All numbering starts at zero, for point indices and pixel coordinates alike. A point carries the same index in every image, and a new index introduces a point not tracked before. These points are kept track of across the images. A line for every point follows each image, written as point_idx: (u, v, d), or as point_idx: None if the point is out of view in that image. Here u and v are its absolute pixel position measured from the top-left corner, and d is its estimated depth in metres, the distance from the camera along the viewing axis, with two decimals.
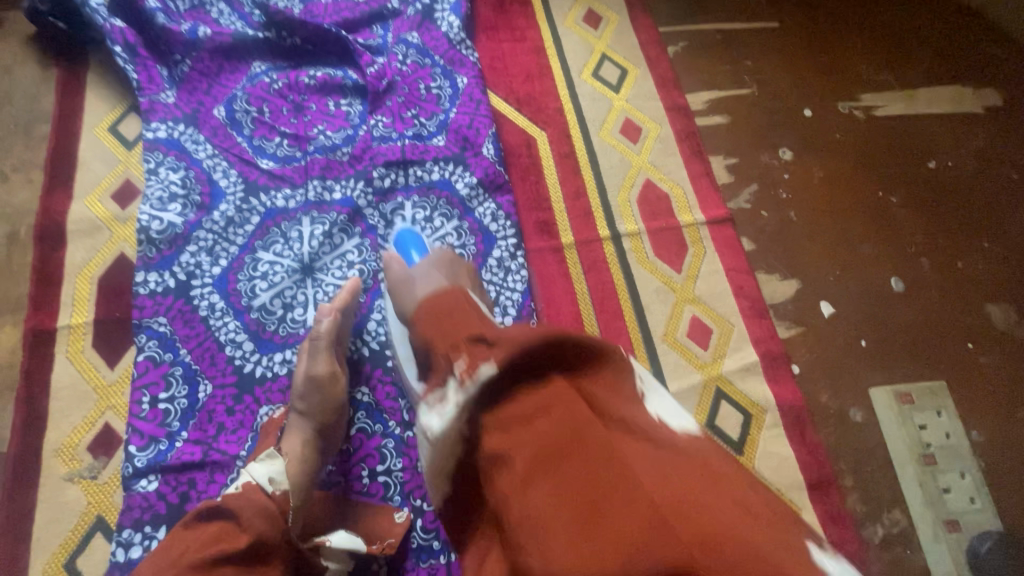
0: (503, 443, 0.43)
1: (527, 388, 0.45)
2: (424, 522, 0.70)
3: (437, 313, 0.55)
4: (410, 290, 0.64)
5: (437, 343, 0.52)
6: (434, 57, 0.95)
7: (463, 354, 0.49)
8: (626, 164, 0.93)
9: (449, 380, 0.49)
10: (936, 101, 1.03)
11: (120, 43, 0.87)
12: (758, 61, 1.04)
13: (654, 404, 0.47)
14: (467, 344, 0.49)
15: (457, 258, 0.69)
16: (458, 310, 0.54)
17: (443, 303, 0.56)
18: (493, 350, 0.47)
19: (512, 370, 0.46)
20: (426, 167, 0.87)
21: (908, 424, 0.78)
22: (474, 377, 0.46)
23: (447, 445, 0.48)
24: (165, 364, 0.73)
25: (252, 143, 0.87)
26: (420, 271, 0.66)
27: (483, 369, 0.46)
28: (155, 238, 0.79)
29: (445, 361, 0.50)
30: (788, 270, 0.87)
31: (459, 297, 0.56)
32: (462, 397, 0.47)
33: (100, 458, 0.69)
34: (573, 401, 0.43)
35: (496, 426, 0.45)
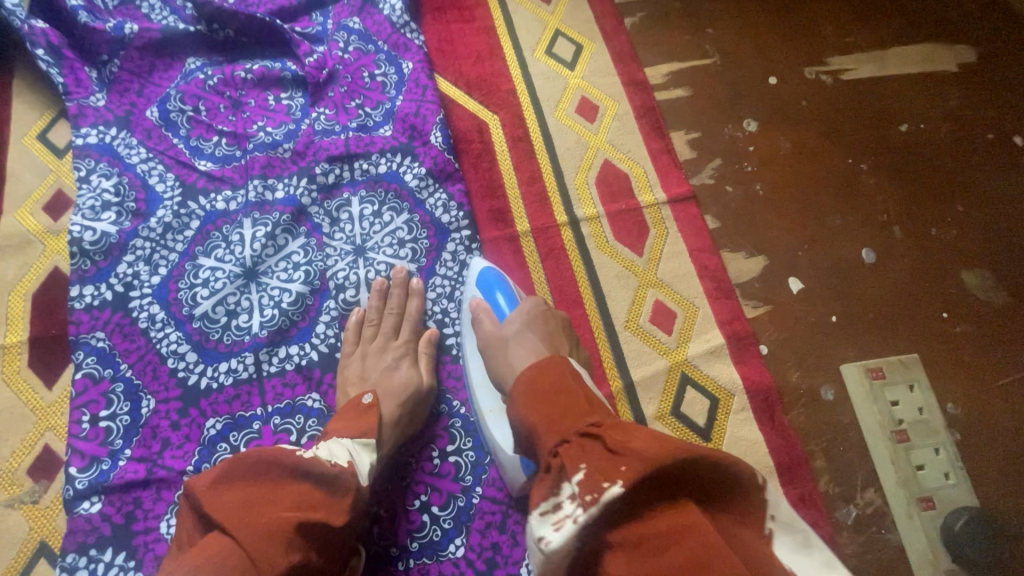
0: (632, 573, 0.38)
1: (655, 515, 0.40)
2: (381, 528, 0.67)
3: (545, 390, 0.51)
4: (508, 359, 0.63)
5: (543, 433, 0.47)
6: (377, 43, 0.90)
7: (582, 462, 0.43)
8: (583, 145, 0.89)
9: (564, 487, 0.43)
10: (907, 61, 0.99)
11: (43, 46, 0.83)
12: (719, 28, 0.99)
13: (783, 547, 0.42)
14: (582, 437, 0.45)
15: (548, 310, 0.67)
16: (566, 393, 0.50)
17: (552, 381, 0.51)
18: (619, 463, 0.41)
19: (644, 489, 0.40)
20: (372, 159, 0.84)
21: (880, 400, 0.76)
22: (599, 499, 0.40)
23: (558, 560, 0.42)
24: (105, 380, 0.70)
25: (189, 144, 0.83)
26: (513, 332, 0.64)
27: (609, 491, 0.40)
28: (88, 250, 0.75)
29: (558, 463, 0.44)
30: (754, 247, 0.84)
31: (564, 372, 0.52)
32: (583, 517, 0.40)
33: (42, 482, 0.67)
34: (714, 541, 0.38)
35: (623, 549, 0.40)
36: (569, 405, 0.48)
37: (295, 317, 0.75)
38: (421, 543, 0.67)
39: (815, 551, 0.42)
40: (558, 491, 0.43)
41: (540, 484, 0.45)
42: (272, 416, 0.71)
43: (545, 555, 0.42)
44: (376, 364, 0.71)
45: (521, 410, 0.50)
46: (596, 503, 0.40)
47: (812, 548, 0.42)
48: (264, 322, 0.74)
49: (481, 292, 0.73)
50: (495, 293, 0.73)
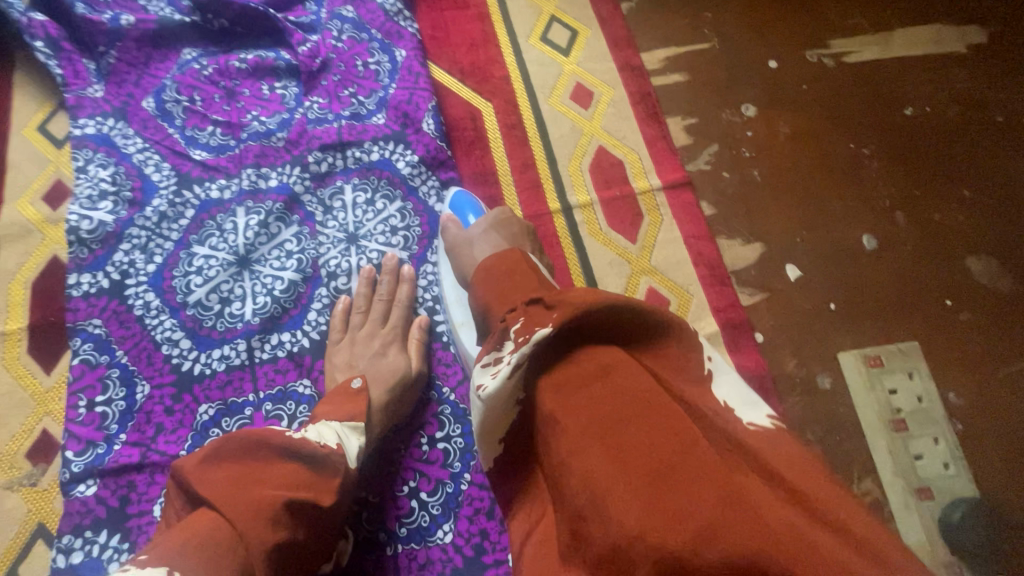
0: (558, 404, 0.42)
1: (584, 356, 0.43)
2: (370, 513, 0.67)
3: (501, 272, 0.54)
4: (472, 255, 0.67)
5: (495, 305, 0.51)
6: (371, 31, 0.90)
7: (521, 316, 0.47)
8: (578, 132, 0.88)
9: (506, 343, 0.46)
10: (913, 42, 0.96)
11: (41, 39, 0.84)
12: (719, 12, 0.97)
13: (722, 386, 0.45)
14: (528, 305, 0.48)
15: (512, 219, 0.69)
16: (521, 272, 0.53)
17: (504, 266, 0.55)
18: (552, 312, 0.44)
19: (574, 334, 0.44)
20: (365, 148, 0.84)
21: (878, 389, 0.74)
22: (530, 338, 0.44)
23: (500, 405, 0.46)
24: (101, 367, 0.71)
25: (184, 134, 0.84)
26: (477, 235, 0.68)
27: (539, 331, 0.43)
28: (85, 239, 0.77)
29: (504, 325, 0.48)
30: (751, 233, 0.82)
31: (519, 259, 0.55)
32: (516, 359, 0.44)
33: (40, 465, 0.68)
34: (634, 371, 0.41)
35: (551, 386, 0.43)
36: (522, 283, 0.52)
37: (287, 304, 0.76)
38: (410, 528, 0.67)
39: (751, 394, 0.45)
40: (499, 346, 0.47)
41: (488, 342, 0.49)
42: (264, 402, 0.72)
43: (483, 401, 0.46)
44: (363, 350, 0.71)
45: (481, 294, 0.54)
46: (527, 342, 0.44)
47: (750, 394, 0.45)
48: (256, 310, 0.75)
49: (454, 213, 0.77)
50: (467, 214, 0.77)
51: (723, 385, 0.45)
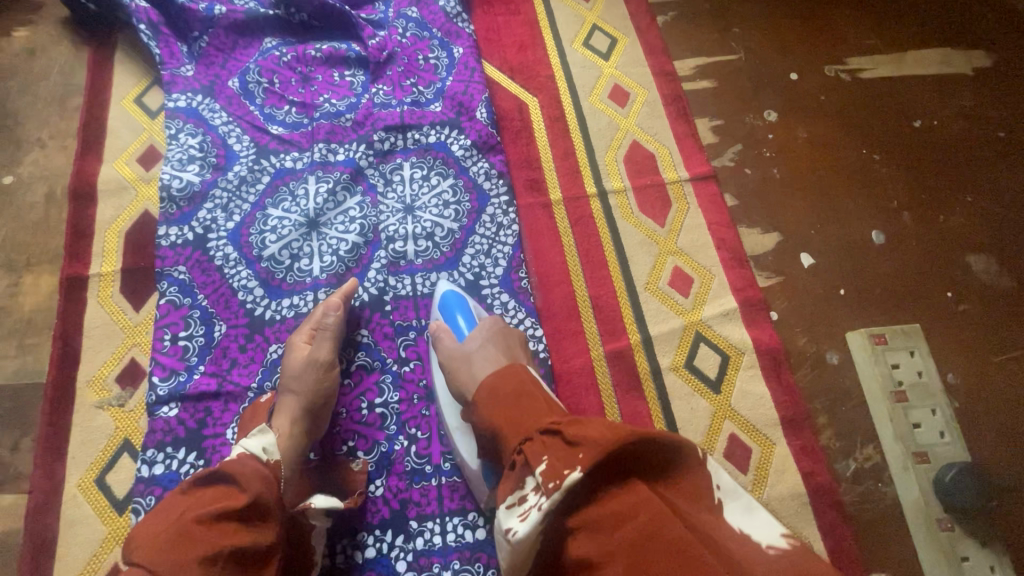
0: (594, 549, 0.44)
1: (609, 497, 0.46)
2: (416, 448, 0.76)
3: (507, 392, 0.61)
4: (471, 371, 0.68)
5: (510, 434, 0.57)
6: (432, 30, 1.00)
7: (544, 457, 0.50)
8: (614, 127, 0.97)
9: (529, 482, 0.51)
10: (924, 63, 1.05)
11: (145, 22, 0.95)
12: (745, 28, 1.07)
13: (735, 513, 0.48)
14: (543, 434, 0.53)
15: (507, 328, 0.73)
16: (527, 396, 0.60)
17: (512, 385, 0.61)
18: (578, 451, 0.48)
19: (599, 474, 0.47)
20: (424, 130, 0.93)
21: (881, 362, 0.81)
22: (560, 485, 0.46)
23: (526, 547, 0.49)
24: (184, 307, 0.80)
25: (263, 111, 0.94)
26: (475, 346, 0.70)
27: (569, 476, 0.46)
28: (175, 196, 0.86)
29: (522, 459, 0.53)
30: (769, 224, 0.91)
31: (521, 375, 0.62)
32: (545, 504, 0.47)
33: (127, 389, 0.77)
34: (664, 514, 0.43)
35: (583, 530, 0.46)
36: (532, 408, 0.58)
37: (350, 263, 0.85)
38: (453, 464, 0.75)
39: (759, 513, 0.48)
40: (524, 486, 0.51)
41: (510, 481, 0.53)
42: None
43: (512, 543, 0.49)
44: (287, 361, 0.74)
45: (486, 414, 0.60)
46: (557, 488, 0.47)
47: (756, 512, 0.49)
48: (323, 267, 0.84)
49: (443, 316, 0.78)
50: (457, 315, 0.77)
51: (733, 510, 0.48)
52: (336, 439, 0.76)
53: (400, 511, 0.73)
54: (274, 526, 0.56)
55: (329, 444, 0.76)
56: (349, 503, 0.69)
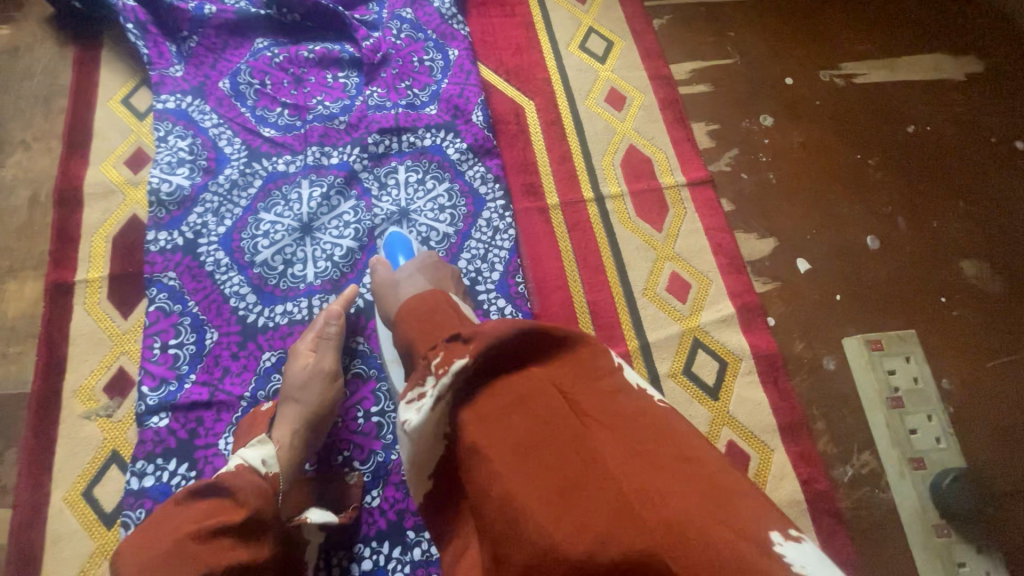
0: (481, 435, 0.42)
1: (502, 385, 0.44)
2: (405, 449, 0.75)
3: (422, 309, 0.52)
4: (396, 294, 0.67)
5: (420, 342, 0.50)
6: (427, 32, 0.99)
7: (441, 351, 0.46)
8: (611, 131, 0.96)
9: (427, 378, 0.46)
10: (917, 69, 1.06)
11: (132, 22, 0.93)
12: (741, 32, 1.07)
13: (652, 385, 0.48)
14: (446, 339, 0.47)
15: (439, 262, 0.73)
16: (443, 310, 0.52)
17: (429, 302, 0.53)
18: (468, 343, 0.45)
19: (488, 366, 0.45)
20: (419, 134, 0.92)
21: (878, 369, 0.81)
22: (448, 369, 0.44)
23: (425, 435, 0.47)
24: (175, 314, 0.78)
25: (255, 113, 0.92)
26: (404, 275, 0.69)
27: (457, 362, 0.44)
28: (164, 200, 0.84)
29: (426, 360, 0.47)
30: (765, 229, 0.91)
31: (443, 298, 0.53)
32: (439, 390, 0.44)
33: (116, 398, 0.75)
34: (552, 398, 0.43)
35: (474, 418, 0.43)
36: (445, 318, 0.51)
37: (343, 269, 0.83)
38: None
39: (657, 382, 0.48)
40: (423, 382, 0.46)
41: (411, 377, 0.48)
42: None
43: (409, 433, 0.47)
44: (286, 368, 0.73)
45: (402, 330, 0.52)
46: (446, 373, 0.44)
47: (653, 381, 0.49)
48: (317, 272, 0.83)
49: (387, 254, 0.80)
50: (399, 256, 0.80)
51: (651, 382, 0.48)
52: (332, 448, 0.75)
53: (397, 522, 0.72)
54: (268, 542, 0.55)
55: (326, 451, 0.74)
56: (343, 517, 0.69)
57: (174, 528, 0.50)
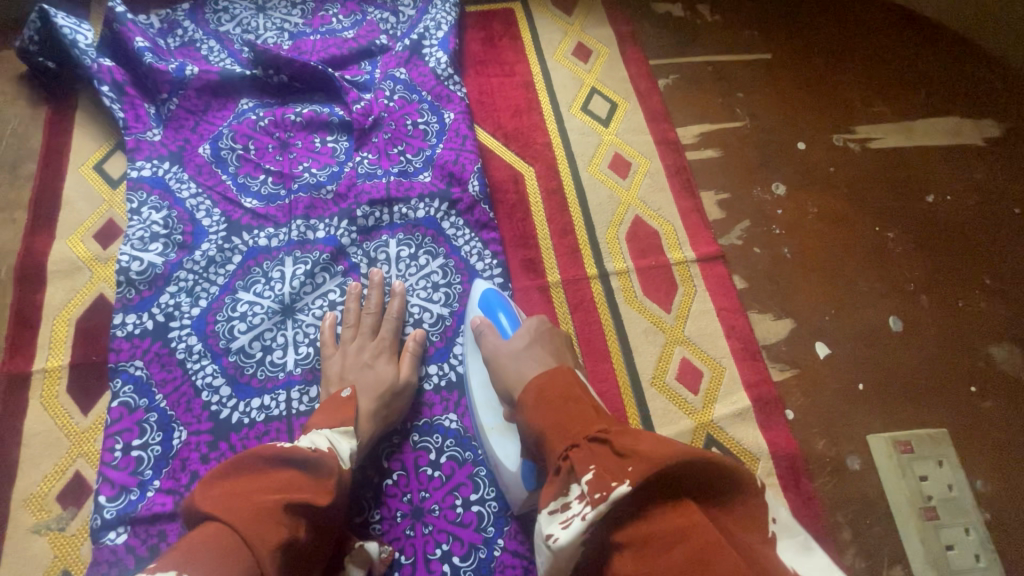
0: (640, 570, 0.42)
1: (662, 516, 0.43)
2: (505, 542, 0.69)
3: (553, 396, 0.55)
4: (516, 369, 0.63)
5: (556, 441, 0.51)
6: (422, 93, 0.94)
7: (589, 466, 0.47)
8: (615, 200, 0.91)
9: (571, 489, 0.47)
10: (933, 133, 1.01)
11: (108, 84, 0.87)
12: (749, 93, 1.03)
13: (788, 551, 0.45)
14: (591, 441, 0.49)
15: (553, 330, 0.68)
16: (574, 397, 0.54)
17: (560, 386, 0.56)
18: (625, 465, 0.45)
19: (647, 492, 0.44)
20: (412, 204, 0.86)
21: (909, 474, 0.75)
22: (606, 497, 0.44)
23: (567, 555, 0.46)
24: (140, 410, 0.71)
25: (236, 180, 0.87)
26: (522, 346, 0.65)
27: (616, 489, 0.43)
28: (134, 279, 0.78)
29: (567, 466, 0.48)
30: (781, 309, 0.85)
31: (572, 378, 0.57)
32: (591, 514, 0.44)
33: (70, 509, 0.68)
34: (716, 539, 0.41)
35: (628, 547, 0.43)
36: (580, 411, 0.52)
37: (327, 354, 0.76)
38: None
39: (815, 553, 0.46)
40: (566, 491, 0.48)
41: (551, 486, 0.49)
42: None
43: (554, 550, 0.46)
44: (353, 360, 0.73)
45: (531, 416, 0.55)
46: (603, 500, 0.44)
47: (812, 551, 0.46)
48: (298, 360, 0.76)
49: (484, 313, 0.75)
50: (497, 314, 0.74)
51: (789, 548, 0.45)
52: (427, 541, 0.68)
53: None
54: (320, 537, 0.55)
55: (370, 463, 0.71)
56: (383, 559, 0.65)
57: (260, 491, 0.51)
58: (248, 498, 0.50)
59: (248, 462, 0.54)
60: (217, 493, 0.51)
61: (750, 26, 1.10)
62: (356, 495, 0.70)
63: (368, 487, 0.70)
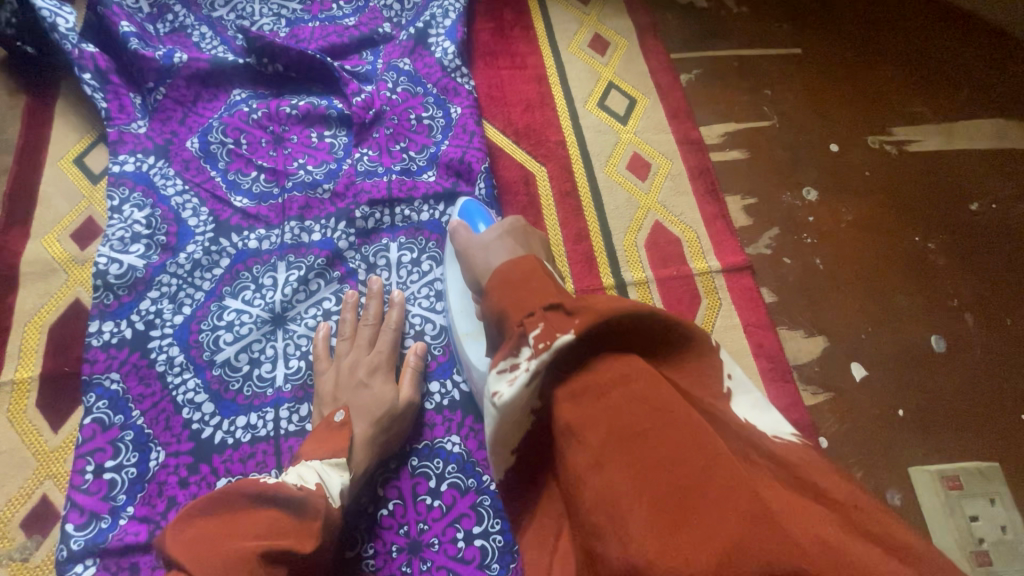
0: (577, 417, 0.39)
1: (605, 366, 0.40)
2: None
3: (516, 281, 0.47)
4: (487, 260, 0.60)
5: (511, 310, 0.45)
6: (427, 85, 0.88)
7: (539, 321, 0.43)
8: (634, 204, 0.84)
9: (522, 349, 0.43)
10: (976, 135, 0.94)
11: (90, 71, 0.81)
12: (779, 91, 0.96)
13: (741, 405, 0.43)
14: (546, 309, 0.43)
15: (530, 229, 0.63)
16: (538, 278, 0.47)
17: (522, 264, 0.50)
18: (573, 317, 0.42)
19: (593, 343, 0.41)
20: (415, 206, 0.80)
21: (957, 512, 0.69)
22: (550, 345, 0.41)
23: (512, 413, 0.43)
24: (114, 428, 0.65)
25: (226, 177, 0.80)
26: (494, 237, 0.62)
27: (560, 338, 0.41)
28: (112, 284, 0.72)
29: (520, 329, 0.43)
30: (813, 326, 0.78)
31: (538, 266, 0.49)
32: (534, 366, 0.41)
33: (34, 537, 0.62)
34: (660, 384, 0.38)
35: (567, 398, 0.40)
36: (542, 287, 0.46)
37: None
38: None
39: (768, 411, 0.44)
40: (515, 352, 0.43)
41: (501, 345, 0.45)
42: None
43: (497, 408, 0.43)
44: (347, 377, 0.66)
45: (494, 302, 0.48)
46: (546, 349, 0.41)
47: (765, 409, 0.44)
48: (289, 375, 0.70)
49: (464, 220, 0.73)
50: (477, 223, 0.73)
51: (743, 404, 0.43)
52: None
53: None
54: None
55: (364, 491, 0.65)
56: None
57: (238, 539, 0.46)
58: (223, 545, 0.45)
59: (224, 499, 0.48)
60: (190, 537, 0.46)
61: (778, 18, 1.02)
62: (348, 527, 0.63)
63: (361, 518, 0.64)
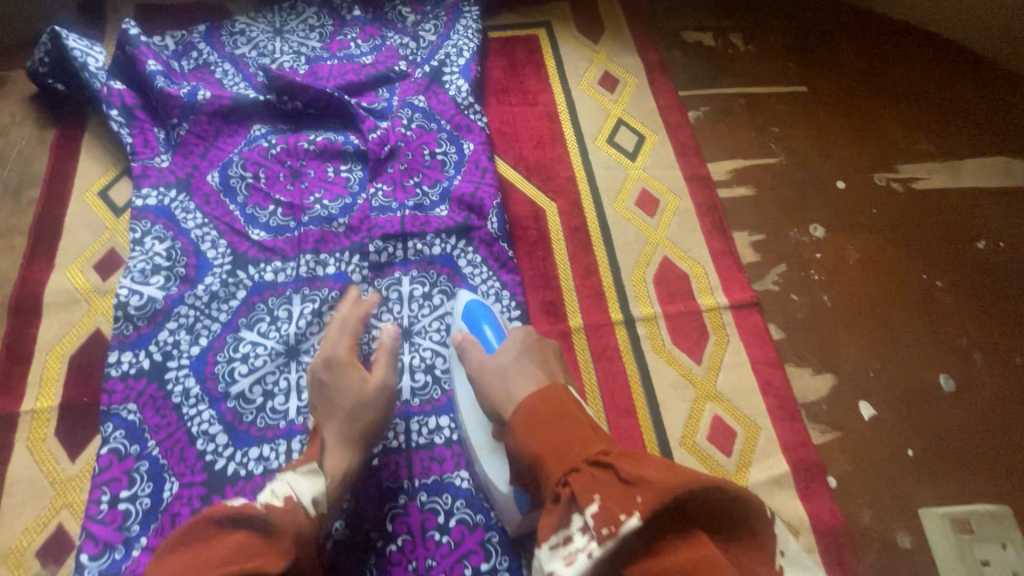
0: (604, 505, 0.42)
1: (669, 548, 0.39)
2: None
3: (546, 421, 0.50)
4: (504, 386, 0.58)
5: (551, 465, 0.47)
6: (440, 122, 0.90)
7: (595, 496, 0.42)
8: (642, 240, 0.85)
9: (574, 519, 0.42)
10: (982, 173, 0.95)
11: (117, 107, 0.84)
12: (785, 127, 0.98)
13: None
14: (592, 466, 0.44)
15: (541, 339, 0.63)
16: (568, 423, 0.49)
17: (552, 413, 0.51)
18: (635, 494, 0.40)
19: (656, 521, 0.40)
20: (427, 240, 0.81)
21: (968, 557, 0.68)
22: (615, 532, 0.39)
23: None
24: (130, 458, 0.67)
25: (245, 211, 0.82)
26: (508, 359, 0.60)
27: (626, 522, 0.39)
28: (132, 315, 0.74)
29: (568, 492, 0.44)
30: (821, 363, 0.79)
31: (567, 401, 0.52)
32: (596, 551, 0.40)
33: (49, 566, 0.63)
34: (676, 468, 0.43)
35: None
36: (576, 435, 0.48)
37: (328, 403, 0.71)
38: None
39: None
40: (567, 522, 0.43)
41: (549, 515, 0.44)
42: None
43: None
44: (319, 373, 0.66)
45: (524, 444, 0.50)
46: (612, 536, 0.39)
47: None
48: (301, 408, 0.71)
49: (469, 326, 0.71)
50: (482, 325, 0.70)
51: None
52: None
53: None
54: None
55: (373, 525, 0.66)
56: None
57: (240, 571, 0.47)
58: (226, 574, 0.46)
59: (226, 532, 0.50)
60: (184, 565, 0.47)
61: (784, 56, 1.05)
62: (357, 562, 0.64)
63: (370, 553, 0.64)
